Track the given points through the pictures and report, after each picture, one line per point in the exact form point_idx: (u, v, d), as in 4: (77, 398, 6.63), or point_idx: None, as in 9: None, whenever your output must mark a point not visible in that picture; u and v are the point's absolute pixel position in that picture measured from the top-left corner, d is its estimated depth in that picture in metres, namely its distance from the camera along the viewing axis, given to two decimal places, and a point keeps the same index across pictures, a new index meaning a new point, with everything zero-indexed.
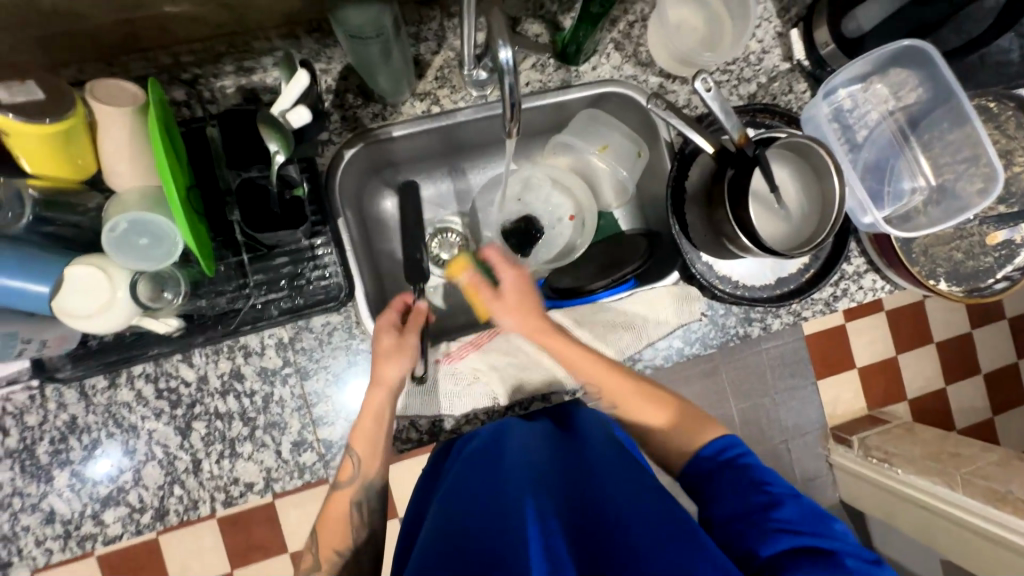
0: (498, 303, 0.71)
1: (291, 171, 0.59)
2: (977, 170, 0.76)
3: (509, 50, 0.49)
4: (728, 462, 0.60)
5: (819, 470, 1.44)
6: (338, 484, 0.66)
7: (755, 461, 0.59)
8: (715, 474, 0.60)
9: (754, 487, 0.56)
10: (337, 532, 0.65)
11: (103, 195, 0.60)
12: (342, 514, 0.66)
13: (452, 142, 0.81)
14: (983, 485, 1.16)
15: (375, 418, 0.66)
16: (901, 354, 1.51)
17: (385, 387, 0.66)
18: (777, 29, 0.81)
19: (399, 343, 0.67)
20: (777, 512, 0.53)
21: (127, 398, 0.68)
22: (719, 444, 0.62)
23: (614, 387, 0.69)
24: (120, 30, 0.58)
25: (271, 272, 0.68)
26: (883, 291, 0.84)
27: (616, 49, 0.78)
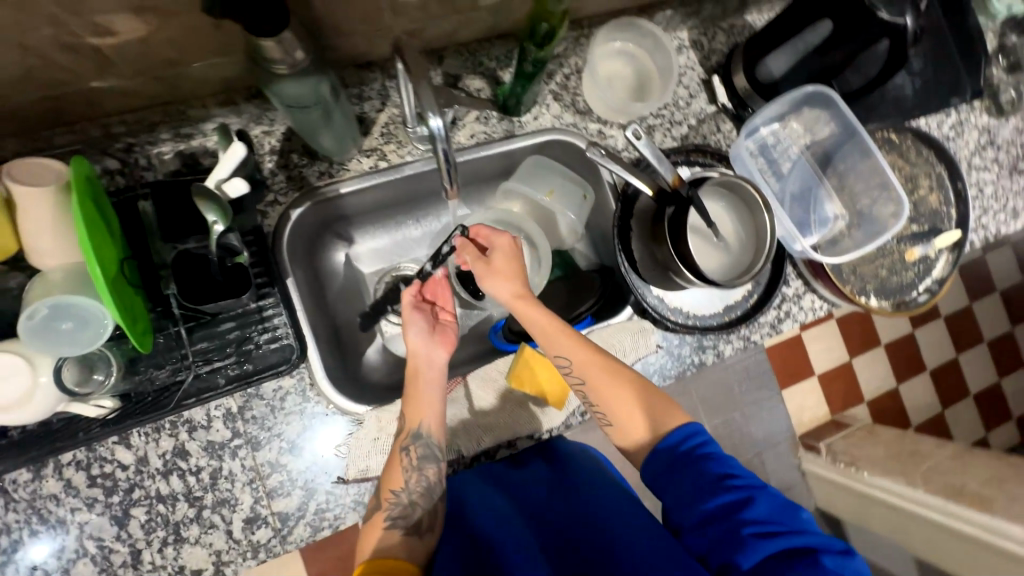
0: (485, 267, 0.72)
1: (233, 239, 0.58)
2: (885, 196, 0.84)
3: (438, 119, 0.50)
4: (688, 462, 0.59)
5: (795, 480, 1.46)
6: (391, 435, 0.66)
7: (709, 450, 0.59)
8: (671, 469, 0.59)
9: (719, 483, 0.56)
10: (394, 472, 0.64)
11: (24, 274, 0.56)
12: (395, 458, 0.65)
13: (403, 194, 0.82)
14: (939, 481, 1.23)
15: (415, 374, 0.69)
16: (852, 358, 1.59)
17: (415, 351, 0.71)
18: (700, 76, 0.88)
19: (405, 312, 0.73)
20: (747, 511, 0.54)
21: (53, 491, 0.62)
22: (681, 434, 0.61)
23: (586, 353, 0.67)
24: (42, 106, 0.56)
25: (216, 338, 0.66)
26: (821, 310, 0.89)
27: (554, 99, 0.82)
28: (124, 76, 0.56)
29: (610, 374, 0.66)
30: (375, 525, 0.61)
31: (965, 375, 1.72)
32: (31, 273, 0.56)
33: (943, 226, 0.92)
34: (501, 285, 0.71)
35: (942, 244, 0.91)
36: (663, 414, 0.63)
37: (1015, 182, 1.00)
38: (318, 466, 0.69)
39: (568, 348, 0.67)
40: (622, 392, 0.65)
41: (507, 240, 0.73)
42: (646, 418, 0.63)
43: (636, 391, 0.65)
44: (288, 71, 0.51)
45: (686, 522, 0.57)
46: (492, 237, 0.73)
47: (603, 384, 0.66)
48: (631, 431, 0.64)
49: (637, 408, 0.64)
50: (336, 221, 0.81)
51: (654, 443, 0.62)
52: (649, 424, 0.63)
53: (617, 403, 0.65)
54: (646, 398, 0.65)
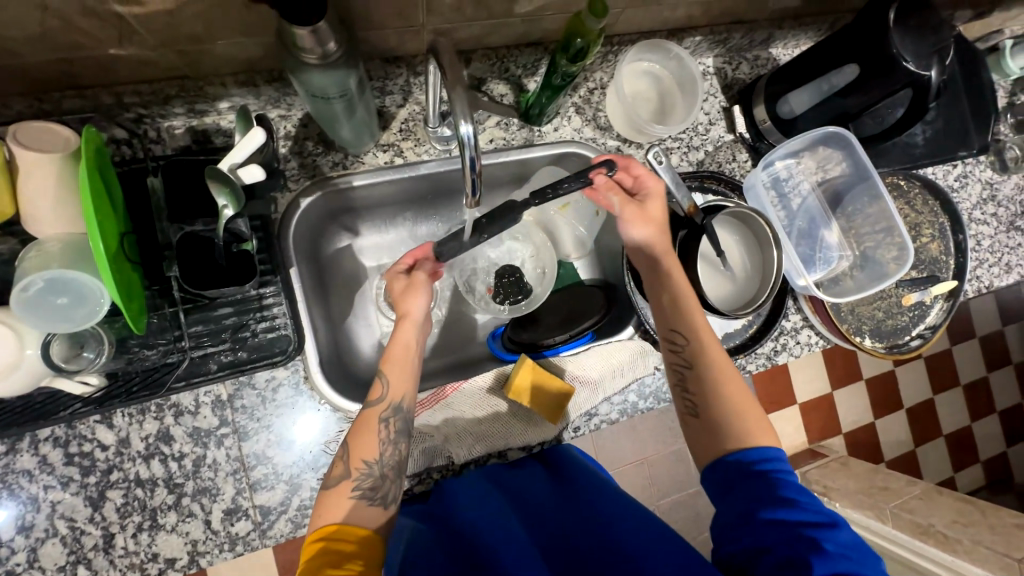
0: (635, 209, 0.71)
1: (241, 225, 0.56)
2: (890, 241, 0.85)
3: (469, 126, 0.49)
4: (762, 472, 0.60)
5: None
6: (368, 404, 0.63)
7: (789, 474, 0.60)
8: (756, 474, 0.60)
9: (803, 500, 0.57)
10: (370, 440, 0.62)
11: (20, 240, 0.54)
12: (371, 426, 0.63)
13: (415, 192, 0.82)
14: (907, 519, 1.27)
15: (402, 344, 0.68)
16: (835, 390, 1.62)
17: (410, 320, 0.70)
18: (721, 104, 0.89)
19: (415, 279, 0.73)
20: (828, 532, 0.54)
21: (27, 466, 0.60)
22: (770, 454, 0.62)
23: (708, 342, 0.67)
24: (53, 68, 0.54)
25: (213, 323, 0.65)
26: (817, 346, 0.90)
27: (576, 112, 0.82)
28: (145, 46, 0.54)
29: (725, 366, 0.67)
30: (342, 492, 0.59)
31: (941, 417, 1.76)
32: (25, 240, 0.54)
33: (940, 275, 0.94)
34: (645, 225, 0.71)
35: (938, 292, 0.93)
36: (758, 429, 0.64)
37: (1011, 238, 1.03)
38: (300, 459, 0.67)
39: (692, 325, 0.68)
40: (726, 391, 0.65)
41: (658, 189, 0.73)
42: (740, 422, 0.64)
43: (741, 394, 0.66)
44: (318, 61, 0.50)
45: (753, 518, 0.57)
46: (647, 180, 0.72)
47: (714, 372, 0.66)
48: (716, 430, 0.65)
49: (736, 409, 0.65)
50: (344, 214, 0.80)
51: (739, 449, 0.62)
52: (744, 434, 0.63)
53: (722, 398, 0.65)
54: (748, 407, 0.65)
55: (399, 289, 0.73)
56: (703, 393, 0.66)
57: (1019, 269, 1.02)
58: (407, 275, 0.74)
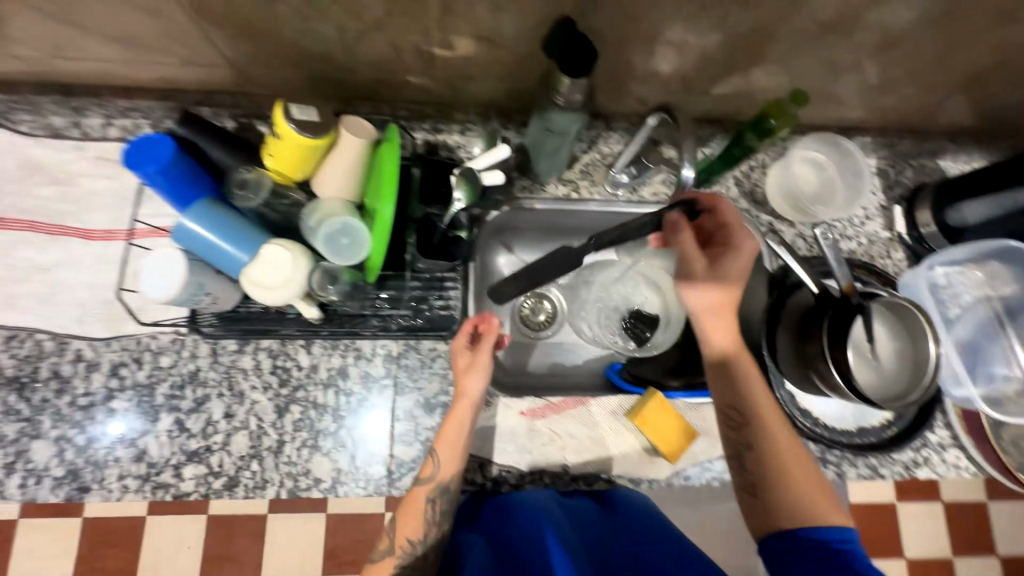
0: (706, 267, 0.71)
1: (461, 217, 0.71)
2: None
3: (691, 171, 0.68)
4: (836, 552, 0.60)
5: None
6: (416, 481, 0.67)
7: (859, 553, 0.60)
8: (821, 556, 0.60)
9: (866, 574, 0.57)
10: (413, 521, 0.66)
11: (304, 193, 0.72)
12: (417, 507, 0.66)
13: (574, 224, 0.94)
14: None
15: (456, 424, 0.69)
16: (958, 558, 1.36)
17: (467, 399, 0.70)
18: (881, 202, 0.92)
19: (479, 358, 0.71)
20: None
21: (246, 366, 0.75)
22: (834, 534, 0.61)
23: (767, 408, 0.67)
24: (369, 83, 0.75)
25: (402, 291, 0.77)
26: (967, 471, 0.81)
27: (736, 184, 0.90)
28: (434, 78, 0.73)
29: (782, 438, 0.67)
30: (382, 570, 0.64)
31: None
32: (307, 193, 0.73)
33: None
34: (709, 290, 0.71)
35: None
36: (824, 506, 0.63)
37: None
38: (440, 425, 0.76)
39: (753, 395, 0.68)
40: (783, 468, 0.65)
41: (744, 249, 0.72)
42: (798, 499, 0.64)
43: (803, 468, 0.65)
44: (565, 104, 0.64)
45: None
46: (732, 236, 0.72)
47: (774, 447, 0.66)
48: (771, 506, 0.64)
49: (794, 487, 0.64)
50: (506, 231, 0.92)
51: (808, 526, 0.62)
52: (805, 512, 0.63)
53: (779, 474, 0.65)
54: (813, 483, 0.65)
55: (463, 364, 0.72)
56: (760, 470, 0.66)
57: None
58: (471, 349, 0.72)
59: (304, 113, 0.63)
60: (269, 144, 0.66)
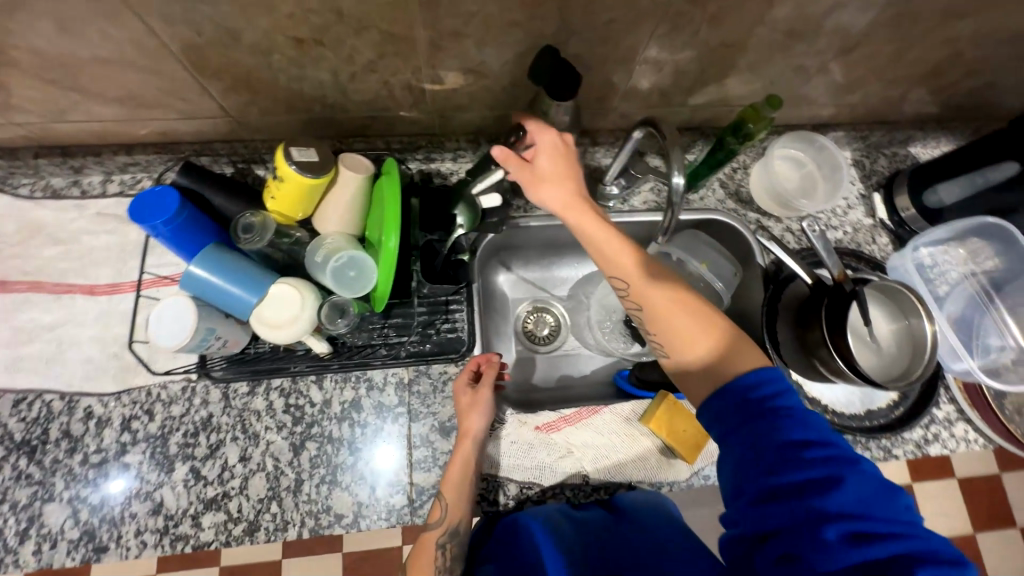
0: (531, 176, 0.65)
1: (463, 240, 0.73)
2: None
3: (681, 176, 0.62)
4: (763, 412, 0.53)
5: None
6: (427, 526, 0.67)
7: (791, 407, 0.53)
8: (742, 418, 0.53)
9: (801, 449, 0.50)
10: (423, 568, 0.64)
11: (306, 230, 0.75)
12: (428, 556, 0.65)
13: (568, 239, 0.98)
14: None
15: (460, 462, 0.71)
16: (980, 534, 1.33)
17: (469, 437, 0.71)
18: (860, 191, 0.96)
19: (479, 394, 0.73)
20: (836, 495, 0.47)
21: (259, 407, 0.75)
22: (754, 379, 0.55)
23: (665, 298, 0.61)
24: (361, 120, 0.78)
25: (409, 318, 0.79)
26: (976, 443, 0.83)
27: (720, 186, 0.94)
28: (425, 111, 0.76)
29: (678, 314, 0.60)
30: None
31: None
32: (307, 230, 0.75)
33: None
34: (551, 195, 0.65)
35: None
36: (740, 356, 0.57)
37: None
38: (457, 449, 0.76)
39: (635, 285, 0.62)
40: (699, 348, 0.58)
41: (555, 142, 0.66)
42: (718, 359, 0.57)
43: (717, 342, 0.59)
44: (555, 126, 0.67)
45: (743, 485, 0.51)
46: (539, 134, 0.66)
47: (657, 317, 0.61)
48: (693, 382, 0.59)
49: (710, 359, 0.58)
50: (506, 250, 0.97)
51: (734, 378, 0.56)
52: (729, 362, 0.57)
53: (696, 350, 0.59)
54: (716, 334, 0.59)
55: (466, 402, 0.74)
56: (683, 360, 0.60)
57: None
58: (472, 387, 0.74)
59: (303, 152, 0.65)
60: (271, 187, 0.68)
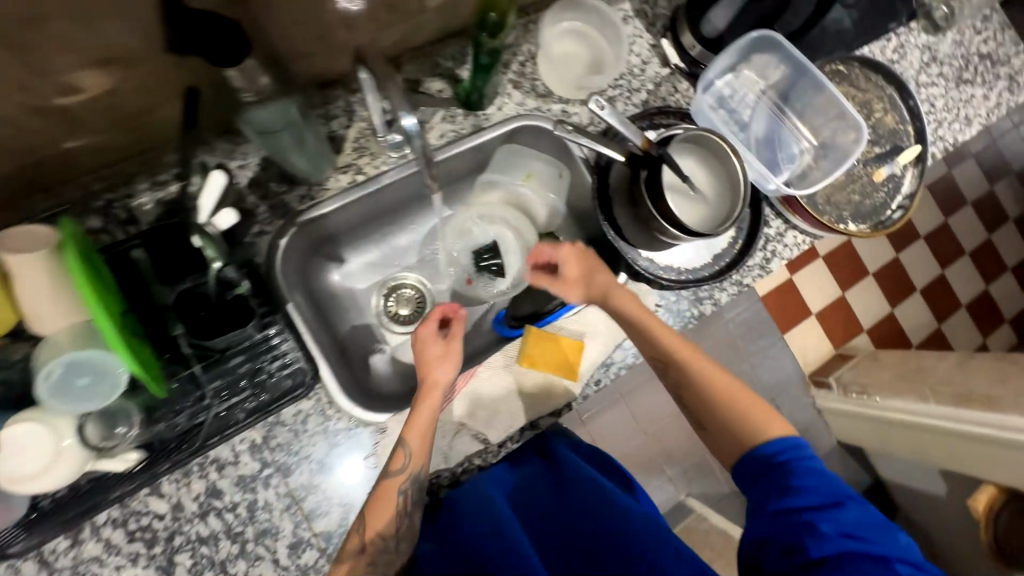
0: (557, 283, 0.78)
1: (230, 272, 0.60)
2: (835, 120, 0.88)
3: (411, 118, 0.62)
4: (783, 462, 0.65)
5: (811, 419, 1.81)
6: (387, 474, 0.66)
7: (803, 456, 0.66)
8: (762, 474, 0.66)
9: (793, 489, 0.62)
10: (385, 511, 0.64)
11: (28, 342, 0.58)
12: (390, 498, 0.65)
13: (385, 204, 0.86)
14: (951, 392, 1.42)
15: (427, 414, 0.69)
16: (850, 291, 1.89)
17: (439, 385, 0.70)
18: (649, 42, 0.92)
19: (452, 345, 0.74)
20: (839, 512, 0.60)
21: (95, 553, 0.62)
22: (776, 445, 0.67)
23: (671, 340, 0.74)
24: (18, 174, 0.58)
25: (229, 375, 0.67)
26: (806, 244, 0.92)
27: (514, 87, 0.84)
28: (99, 131, 0.58)
29: (697, 367, 0.74)
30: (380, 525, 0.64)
31: (953, 287, 1.99)
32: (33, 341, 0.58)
33: (903, 144, 0.96)
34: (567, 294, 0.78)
35: (906, 160, 0.95)
36: (767, 420, 0.70)
37: (959, 93, 1.07)
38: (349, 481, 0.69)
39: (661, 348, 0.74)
40: (700, 370, 0.74)
41: (572, 251, 0.78)
42: (751, 423, 0.69)
43: (707, 367, 0.74)
44: (256, 98, 0.53)
45: (760, 509, 0.63)
46: (557, 251, 0.78)
47: (684, 364, 0.74)
48: (722, 430, 0.71)
49: (721, 397, 0.72)
50: (326, 243, 0.84)
51: (761, 443, 0.68)
52: (755, 430, 0.69)
53: (707, 389, 0.73)
54: (749, 414, 0.70)
55: (435, 352, 0.73)
56: (698, 401, 0.74)
57: (977, 121, 1.06)
58: (443, 339, 0.74)
59: None
60: None
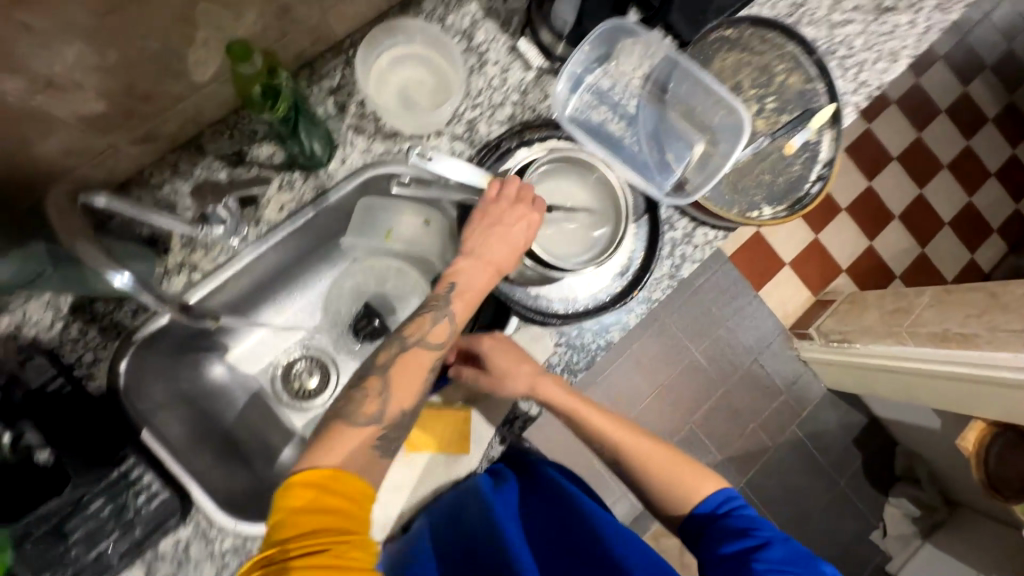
0: (490, 379, 0.73)
1: (31, 437, 0.57)
2: (720, 103, 0.77)
3: (122, 273, 0.54)
4: (724, 514, 0.68)
5: (796, 372, 1.75)
6: (415, 342, 0.64)
7: (747, 510, 0.67)
8: (709, 527, 0.68)
9: (741, 533, 0.64)
10: (410, 381, 0.62)
11: None
12: (417, 371, 0.63)
13: (243, 289, 0.77)
14: (925, 332, 1.32)
15: (476, 292, 0.68)
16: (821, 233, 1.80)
17: (489, 267, 0.68)
18: (506, 45, 0.80)
19: (503, 211, 0.69)
20: (768, 551, 0.61)
21: None
22: (717, 498, 0.70)
23: (604, 419, 0.78)
24: None
25: (92, 521, 0.62)
26: (718, 240, 0.83)
27: (357, 133, 0.75)
28: None
29: (632, 443, 0.76)
30: (417, 372, 0.63)
31: (931, 205, 1.86)
32: None
33: (814, 106, 0.83)
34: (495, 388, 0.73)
35: (818, 124, 0.83)
36: (699, 480, 0.72)
37: (882, 23, 0.93)
38: None
39: (614, 444, 0.77)
40: (650, 469, 0.74)
41: (493, 341, 0.73)
42: (682, 486, 0.72)
43: (660, 461, 0.75)
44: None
45: (708, 562, 0.64)
46: (478, 343, 0.73)
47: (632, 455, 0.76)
48: (664, 505, 0.73)
49: (665, 478, 0.73)
50: (192, 341, 0.78)
51: (693, 505, 0.70)
52: (687, 491, 0.71)
53: (652, 475, 0.74)
54: (677, 472, 0.73)
55: (490, 219, 0.69)
56: (633, 477, 0.75)
57: (904, 55, 0.92)
58: (512, 209, 0.69)
59: None
60: None
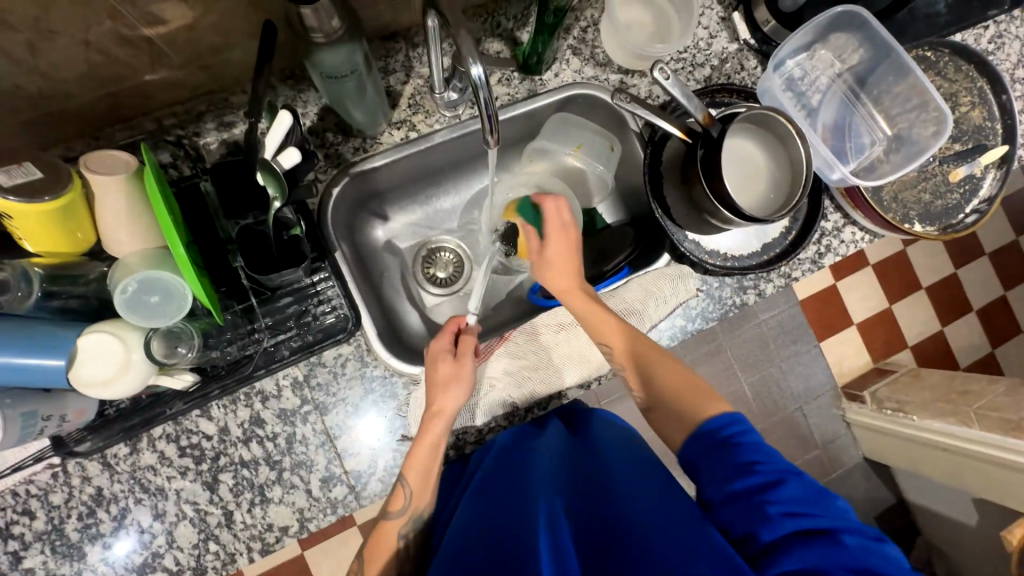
0: (539, 256, 0.76)
1: (287, 213, 0.63)
2: (913, 112, 0.82)
3: (479, 68, 0.54)
4: (727, 440, 0.57)
5: (838, 431, 1.38)
6: (388, 514, 0.65)
7: (751, 435, 0.57)
8: (708, 454, 0.57)
9: (746, 467, 0.54)
10: (382, 557, 0.63)
11: (104, 264, 0.61)
12: (389, 543, 0.64)
13: (432, 163, 0.85)
14: (995, 417, 1.15)
15: (429, 443, 0.66)
16: (895, 303, 1.47)
17: (443, 416, 0.67)
18: (719, 15, 0.86)
19: (461, 368, 0.70)
20: (778, 489, 0.51)
21: (150, 461, 0.68)
22: (721, 421, 0.59)
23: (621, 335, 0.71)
24: (101, 103, 0.63)
25: (279, 314, 0.70)
26: (864, 241, 0.88)
27: (574, 54, 0.83)
28: (176, 66, 0.62)
29: (656, 366, 0.67)
30: (424, 487, 0.66)
31: None
32: (109, 263, 0.62)
33: (988, 143, 0.88)
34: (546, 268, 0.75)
35: (989, 160, 0.86)
36: (706, 402, 0.62)
37: None
38: (385, 432, 0.72)
39: (633, 360, 0.69)
40: (660, 382, 0.66)
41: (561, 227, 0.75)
42: (682, 405, 0.63)
43: (671, 379, 0.66)
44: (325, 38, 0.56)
45: (713, 501, 0.55)
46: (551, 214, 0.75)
47: (649, 375, 0.67)
48: (675, 422, 0.62)
49: (674, 398, 0.64)
50: (371, 199, 0.85)
51: (700, 424, 0.60)
52: (691, 410, 0.62)
53: (661, 394, 0.65)
54: (682, 389, 0.65)
55: (445, 374, 0.69)
56: (646, 395, 0.67)
57: None
58: (454, 356, 0.70)
59: (20, 174, 0.51)
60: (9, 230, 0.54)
